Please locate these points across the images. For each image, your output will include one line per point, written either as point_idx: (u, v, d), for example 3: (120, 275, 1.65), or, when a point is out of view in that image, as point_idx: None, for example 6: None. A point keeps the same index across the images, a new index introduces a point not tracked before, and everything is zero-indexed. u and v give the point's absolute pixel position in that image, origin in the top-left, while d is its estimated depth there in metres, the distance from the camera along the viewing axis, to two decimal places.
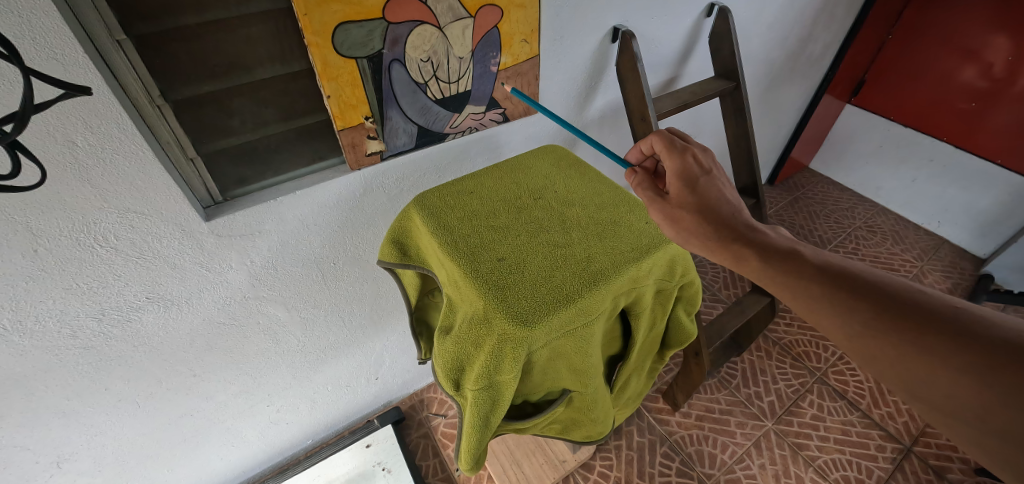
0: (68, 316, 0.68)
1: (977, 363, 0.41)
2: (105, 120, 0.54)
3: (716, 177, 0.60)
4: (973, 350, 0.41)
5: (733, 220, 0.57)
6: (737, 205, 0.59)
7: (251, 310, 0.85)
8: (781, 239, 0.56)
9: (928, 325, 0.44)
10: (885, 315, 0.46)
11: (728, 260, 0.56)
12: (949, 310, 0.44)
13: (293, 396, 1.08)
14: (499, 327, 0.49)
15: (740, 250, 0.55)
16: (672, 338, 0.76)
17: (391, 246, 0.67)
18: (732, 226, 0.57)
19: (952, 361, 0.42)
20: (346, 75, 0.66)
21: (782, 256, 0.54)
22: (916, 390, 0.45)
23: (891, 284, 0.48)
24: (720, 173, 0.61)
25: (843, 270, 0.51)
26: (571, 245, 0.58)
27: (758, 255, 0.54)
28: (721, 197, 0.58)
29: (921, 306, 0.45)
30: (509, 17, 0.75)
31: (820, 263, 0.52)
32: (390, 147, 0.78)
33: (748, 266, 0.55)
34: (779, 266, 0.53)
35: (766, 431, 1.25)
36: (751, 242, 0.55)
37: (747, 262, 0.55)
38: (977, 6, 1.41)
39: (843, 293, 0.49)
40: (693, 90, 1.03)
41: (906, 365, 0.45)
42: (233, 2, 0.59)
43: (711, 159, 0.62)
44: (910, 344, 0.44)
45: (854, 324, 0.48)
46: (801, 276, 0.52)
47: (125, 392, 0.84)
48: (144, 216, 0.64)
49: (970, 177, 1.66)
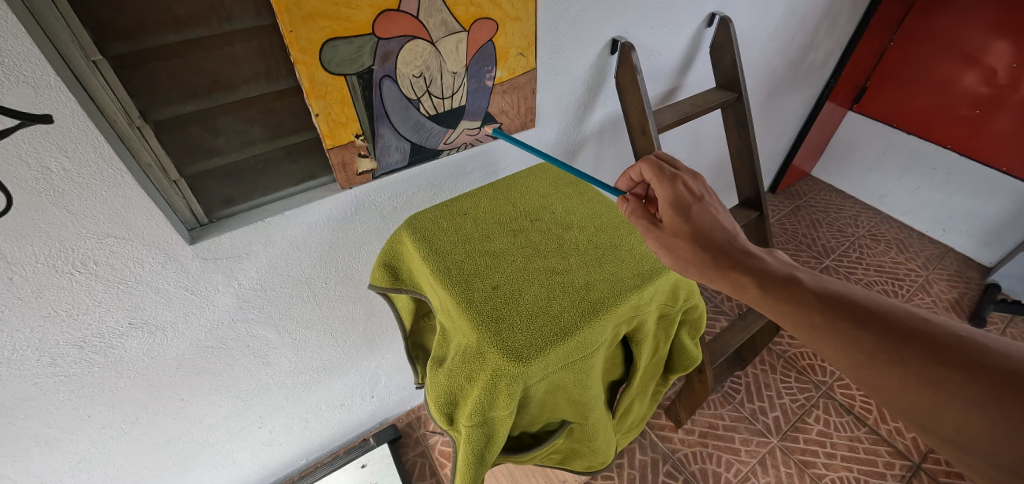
0: (46, 344, 0.66)
1: (986, 395, 0.38)
2: (80, 144, 0.52)
3: (710, 203, 0.56)
4: (980, 381, 0.39)
5: (729, 246, 0.54)
6: (732, 229, 0.56)
7: (241, 333, 0.83)
8: (777, 263, 0.53)
9: (932, 354, 0.42)
10: (889, 345, 0.44)
11: (726, 287, 0.53)
12: (952, 338, 0.42)
13: (286, 417, 1.05)
14: (493, 362, 0.47)
15: (738, 278, 0.52)
16: (676, 362, 0.73)
17: (383, 271, 0.64)
18: (729, 252, 0.54)
19: (961, 393, 0.39)
20: (334, 92, 0.63)
21: (781, 283, 0.51)
22: (924, 422, 0.42)
23: (892, 310, 0.46)
24: (713, 199, 0.58)
25: (843, 296, 0.48)
26: (571, 272, 0.55)
27: (757, 283, 0.51)
28: (715, 224, 0.55)
29: (924, 334, 0.43)
30: (505, 30, 0.72)
31: (818, 290, 0.49)
32: (382, 165, 0.75)
33: (747, 294, 0.52)
34: (778, 294, 0.50)
35: (771, 448, 1.22)
36: (749, 267, 0.52)
37: (746, 289, 0.52)
38: (978, 12, 1.39)
39: (845, 322, 0.46)
40: (695, 101, 1.01)
41: (911, 397, 0.42)
42: (217, 19, 0.56)
43: (701, 185, 0.59)
44: (915, 375, 0.42)
45: (857, 353, 0.45)
46: (801, 304, 0.49)
47: (109, 419, 0.81)
48: (125, 241, 0.62)
49: (975, 185, 1.64)
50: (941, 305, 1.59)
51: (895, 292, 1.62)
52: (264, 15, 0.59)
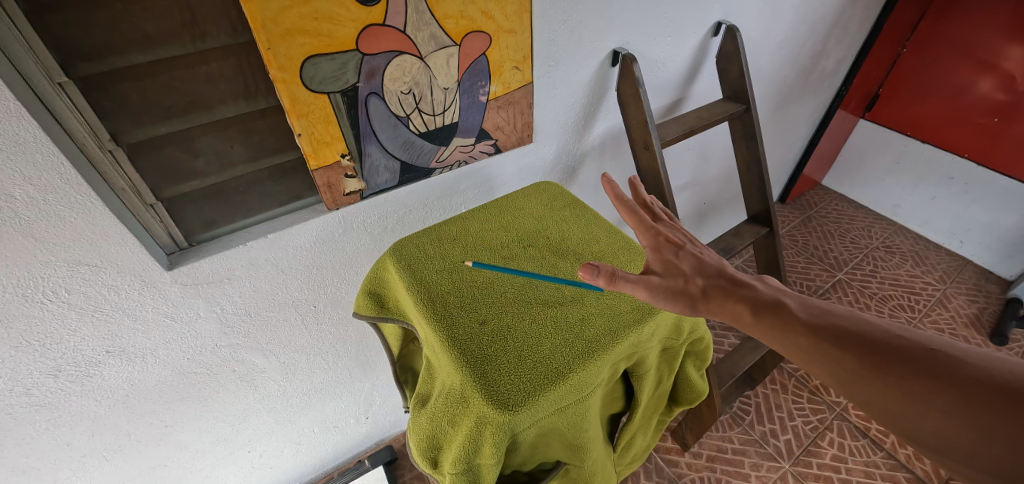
0: (19, 374, 0.62)
1: (962, 403, 0.37)
2: (46, 171, 0.49)
3: (693, 249, 0.54)
4: (953, 389, 0.37)
5: (720, 279, 0.51)
6: (720, 265, 0.53)
7: (226, 358, 0.79)
8: (768, 289, 0.50)
9: (911, 367, 0.40)
10: (870, 362, 0.41)
11: (726, 318, 0.49)
12: (927, 349, 0.40)
13: (276, 440, 1.02)
14: (477, 409, 0.43)
15: (733, 307, 0.49)
16: (680, 395, 0.68)
17: (368, 298, 0.61)
18: (717, 283, 0.51)
19: (939, 403, 0.38)
20: (317, 111, 0.60)
21: (768, 308, 0.48)
22: (908, 436, 0.39)
23: (867, 326, 0.44)
24: (696, 245, 0.56)
25: (824, 316, 0.46)
26: (566, 306, 0.51)
27: (749, 310, 0.48)
28: (703, 264, 0.53)
29: (902, 348, 0.41)
30: (498, 43, 0.69)
31: (804, 312, 0.47)
32: (370, 185, 0.72)
33: (742, 324, 0.49)
34: (768, 322, 0.47)
35: (783, 474, 1.17)
36: (739, 295, 0.49)
37: (737, 316, 0.49)
38: (995, 16, 1.34)
39: (826, 343, 0.44)
40: (701, 114, 0.96)
41: (896, 412, 0.40)
42: (190, 37, 0.53)
43: (683, 233, 0.57)
44: (898, 389, 0.39)
45: (843, 373, 0.42)
46: (787, 328, 0.46)
47: (89, 446, 0.77)
48: (97, 268, 0.58)
49: (995, 196, 1.57)
50: (960, 321, 1.52)
51: (911, 307, 1.56)
52: (241, 33, 0.56)
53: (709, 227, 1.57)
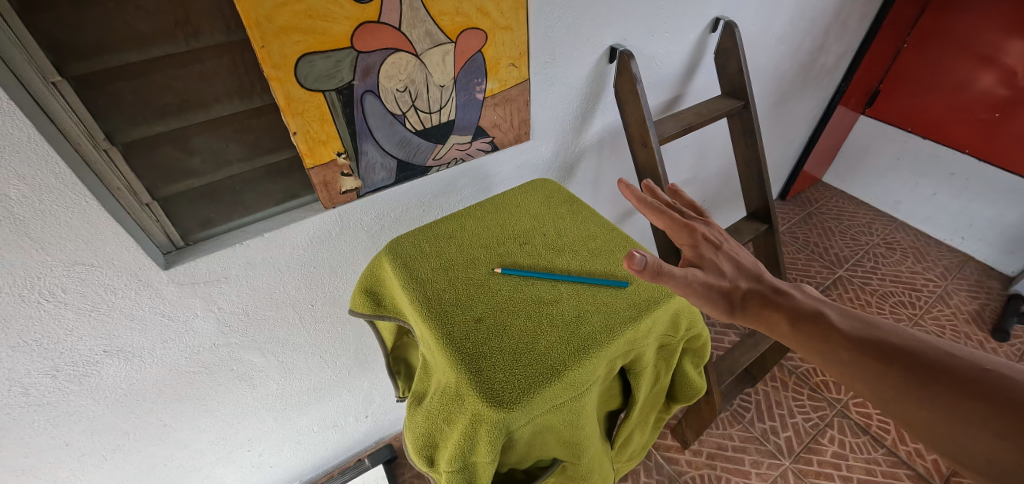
0: (18, 374, 0.62)
1: (1009, 423, 0.37)
2: (41, 171, 0.48)
3: (730, 253, 0.56)
4: (999, 409, 0.37)
5: (759, 287, 0.53)
6: (757, 270, 0.55)
7: (224, 357, 0.79)
8: (808, 300, 0.52)
9: (957, 386, 0.40)
10: (912, 378, 0.42)
11: (761, 326, 0.52)
12: (977, 369, 0.40)
13: (276, 439, 1.02)
14: (471, 407, 0.43)
15: (771, 316, 0.51)
16: (679, 392, 0.68)
17: (363, 296, 0.61)
18: (756, 291, 0.53)
19: (984, 423, 0.38)
20: (313, 109, 0.60)
21: (808, 319, 0.49)
22: (953, 455, 0.39)
23: (915, 344, 0.44)
24: (732, 246, 0.57)
25: (867, 330, 0.47)
26: (561, 303, 0.51)
27: (787, 320, 0.50)
28: (739, 269, 0.55)
29: (949, 367, 0.41)
30: (494, 40, 0.69)
31: (847, 325, 0.48)
32: (367, 184, 0.72)
33: (781, 334, 0.51)
34: (806, 332, 0.49)
35: (783, 471, 1.16)
36: (779, 306, 0.51)
37: (776, 327, 0.51)
38: (995, 11, 1.33)
39: (869, 358, 0.45)
40: (699, 110, 0.96)
41: (940, 431, 0.40)
42: (184, 36, 0.53)
43: (717, 230, 0.58)
44: (941, 407, 0.40)
45: (885, 389, 0.43)
46: (827, 340, 0.47)
47: (88, 446, 0.77)
48: (93, 268, 0.58)
49: (996, 191, 1.57)
50: (962, 317, 1.51)
51: (912, 304, 1.55)
52: (235, 31, 0.55)
53: None
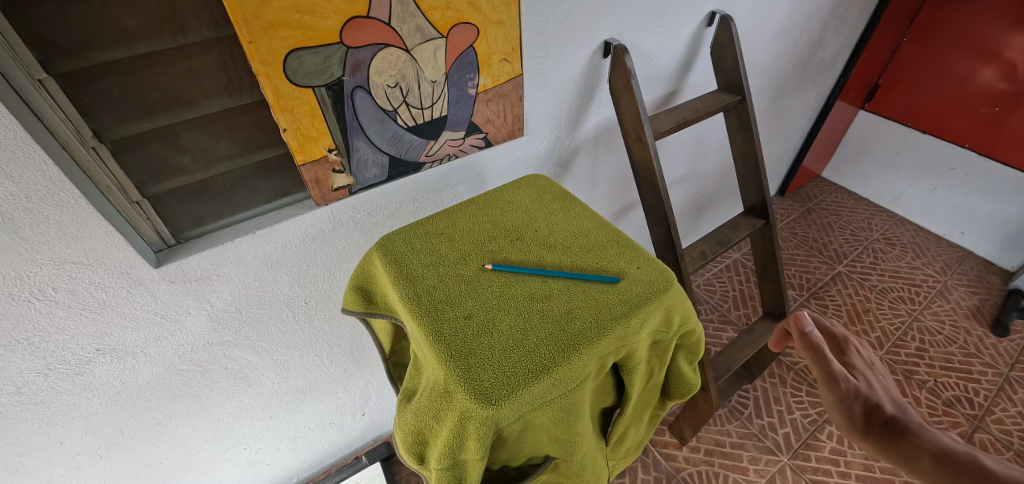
0: (9, 373, 0.62)
1: None
2: (28, 168, 0.48)
3: (878, 378, 0.57)
4: None
5: (901, 418, 0.51)
6: (903, 405, 0.54)
7: (218, 355, 0.79)
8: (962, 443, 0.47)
9: None
10: None
11: (899, 460, 0.49)
12: None
13: (272, 437, 1.02)
14: (460, 404, 0.42)
15: (912, 449, 0.48)
16: (673, 389, 0.68)
17: (355, 294, 0.61)
18: (898, 423, 0.51)
19: None
20: (302, 105, 0.60)
21: (958, 459, 0.45)
22: None
23: None
24: (882, 375, 0.58)
25: None
26: (552, 299, 0.51)
27: (930, 454, 0.47)
28: (884, 395, 0.55)
29: None
30: (486, 35, 0.68)
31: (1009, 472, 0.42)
32: (359, 180, 0.72)
33: (924, 473, 0.46)
34: (957, 473, 0.44)
35: (781, 467, 1.16)
36: (921, 439, 0.48)
37: (918, 462, 0.47)
38: (996, 4, 1.32)
39: None
40: (695, 105, 0.95)
41: None
42: (171, 32, 0.53)
43: (870, 359, 0.60)
44: None
45: None
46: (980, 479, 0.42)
47: (83, 445, 0.77)
48: (84, 266, 0.58)
49: (996, 186, 1.56)
50: (961, 312, 1.51)
51: (911, 299, 1.55)
52: (222, 27, 0.55)
53: (706, 221, 1.56)
